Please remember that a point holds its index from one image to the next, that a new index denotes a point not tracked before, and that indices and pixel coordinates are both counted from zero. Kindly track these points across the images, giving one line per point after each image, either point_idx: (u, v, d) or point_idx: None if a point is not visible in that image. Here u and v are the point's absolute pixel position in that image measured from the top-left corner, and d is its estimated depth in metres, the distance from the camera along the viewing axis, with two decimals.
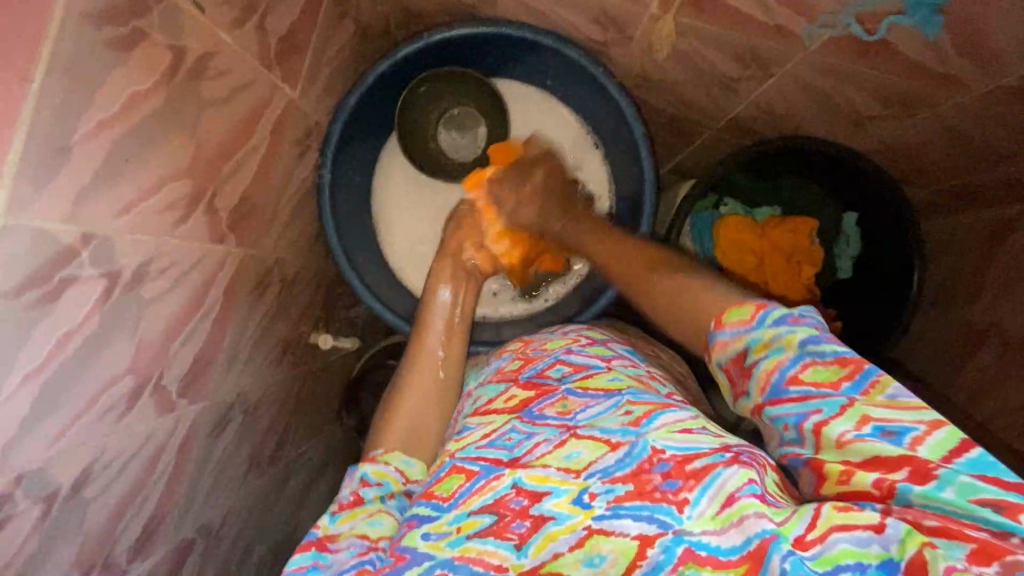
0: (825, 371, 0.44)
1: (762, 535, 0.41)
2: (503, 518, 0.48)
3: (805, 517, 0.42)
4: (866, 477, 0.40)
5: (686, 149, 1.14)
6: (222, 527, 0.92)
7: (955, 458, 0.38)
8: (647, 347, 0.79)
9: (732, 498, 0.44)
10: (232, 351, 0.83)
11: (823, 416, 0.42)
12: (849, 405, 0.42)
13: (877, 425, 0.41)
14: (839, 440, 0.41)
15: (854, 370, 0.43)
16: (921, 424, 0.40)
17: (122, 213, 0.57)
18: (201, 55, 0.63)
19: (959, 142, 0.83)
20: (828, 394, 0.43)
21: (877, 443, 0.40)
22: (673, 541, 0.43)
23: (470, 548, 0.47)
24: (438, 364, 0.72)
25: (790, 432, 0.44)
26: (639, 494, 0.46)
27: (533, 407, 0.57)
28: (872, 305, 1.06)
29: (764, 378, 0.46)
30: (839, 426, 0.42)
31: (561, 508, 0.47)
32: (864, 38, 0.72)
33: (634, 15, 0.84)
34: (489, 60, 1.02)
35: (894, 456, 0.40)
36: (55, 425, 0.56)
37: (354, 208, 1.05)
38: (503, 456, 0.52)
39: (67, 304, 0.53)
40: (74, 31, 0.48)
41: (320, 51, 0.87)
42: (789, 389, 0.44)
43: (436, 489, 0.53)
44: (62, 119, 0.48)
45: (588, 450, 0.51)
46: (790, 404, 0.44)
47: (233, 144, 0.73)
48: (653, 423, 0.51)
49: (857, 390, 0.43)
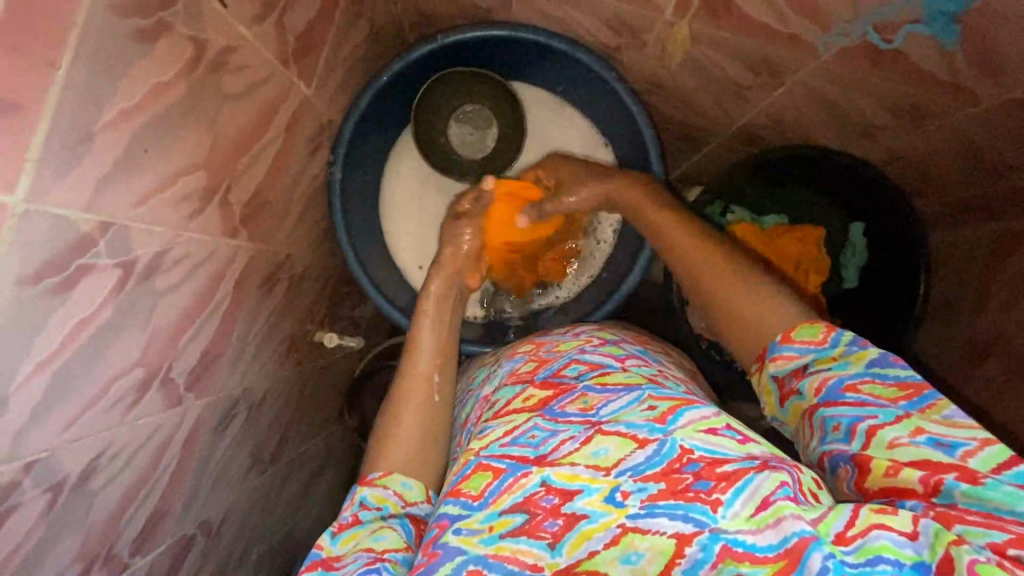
0: (884, 389, 0.50)
1: (801, 534, 0.43)
2: (535, 517, 0.49)
3: (844, 516, 0.44)
4: (912, 474, 0.45)
5: (693, 155, 1.15)
6: (222, 523, 0.92)
7: (1003, 471, 0.43)
8: (657, 347, 0.80)
9: (767, 501, 0.45)
10: (239, 346, 0.82)
11: (876, 421, 0.48)
12: (903, 416, 0.48)
13: (931, 436, 0.46)
14: (890, 443, 0.47)
15: (912, 393, 0.49)
16: (973, 440, 0.45)
17: (140, 204, 0.57)
18: (222, 49, 0.63)
19: (969, 155, 0.84)
20: (884, 405, 0.49)
21: (928, 450, 0.45)
22: (710, 538, 0.44)
23: (504, 548, 0.48)
24: (432, 386, 0.71)
25: (839, 431, 0.50)
26: (672, 493, 0.47)
27: (554, 405, 0.57)
28: (886, 313, 1.04)
29: (821, 382, 0.53)
30: (892, 432, 0.47)
31: (594, 507, 0.48)
32: (880, 46, 0.72)
33: (648, 21, 0.84)
34: (505, 63, 1.03)
35: (944, 462, 0.45)
36: (65, 414, 0.56)
37: (364, 207, 1.05)
38: (528, 454, 0.52)
39: (81, 292, 0.53)
40: (101, 18, 0.48)
41: (336, 49, 0.88)
42: (845, 394, 0.51)
43: (463, 487, 0.52)
44: (86, 107, 0.49)
45: (616, 446, 0.51)
46: (845, 407, 0.50)
47: (249, 137, 0.73)
48: (678, 421, 0.52)
49: (914, 407, 0.48)
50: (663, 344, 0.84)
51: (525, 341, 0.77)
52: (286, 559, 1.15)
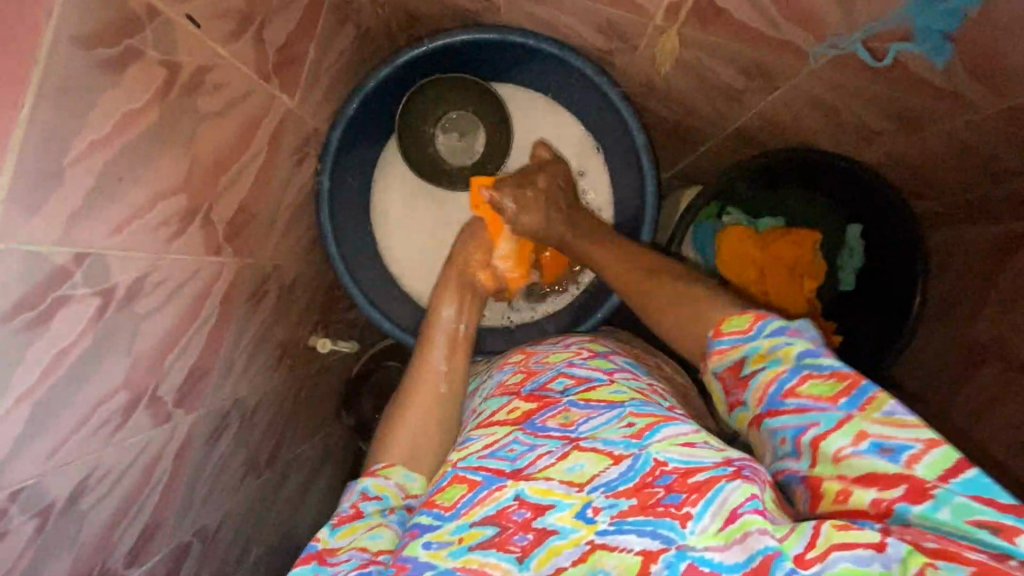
0: (822, 387, 0.47)
1: (766, 552, 0.41)
2: (505, 531, 0.48)
3: (805, 536, 0.41)
4: (863, 496, 0.42)
5: (688, 156, 1.13)
6: (219, 529, 0.93)
7: (950, 479, 0.40)
8: (652, 361, 0.80)
9: (734, 515, 0.44)
10: (230, 359, 0.83)
11: (819, 430, 0.45)
12: (845, 420, 0.45)
13: (874, 441, 0.43)
14: (836, 456, 0.44)
15: (851, 386, 0.46)
16: (917, 442, 0.42)
17: (116, 232, 0.56)
18: (197, 70, 0.62)
19: (969, 161, 0.82)
20: (824, 407, 0.46)
21: (872, 460, 0.42)
22: (676, 556, 0.43)
23: (471, 560, 0.47)
24: (438, 380, 0.71)
25: (786, 445, 0.47)
26: (643, 509, 0.46)
27: (536, 419, 0.57)
28: (885, 319, 1.02)
29: (763, 390, 0.50)
30: (836, 441, 0.44)
31: (564, 522, 0.47)
32: (872, 64, 0.71)
33: (638, 26, 0.82)
34: (491, 63, 1.01)
35: (891, 474, 0.41)
36: (51, 441, 0.57)
37: (353, 214, 1.04)
38: (504, 467, 0.53)
39: (61, 323, 0.53)
40: (66, 52, 0.47)
41: (320, 57, 0.86)
42: (785, 400, 0.48)
43: (438, 499, 0.53)
44: (55, 142, 0.48)
45: (591, 462, 0.51)
46: (787, 417, 0.48)
47: (231, 154, 0.72)
48: (655, 436, 0.51)
49: (854, 406, 0.45)
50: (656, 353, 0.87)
51: (518, 350, 0.77)
52: (286, 559, 1.16)
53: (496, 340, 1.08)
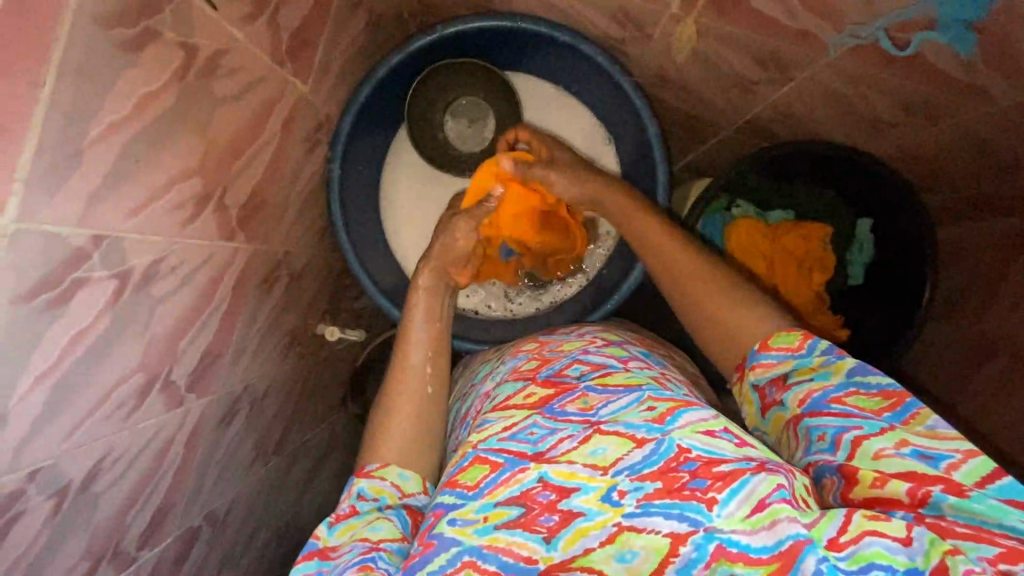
0: (868, 401, 0.51)
1: (796, 537, 0.43)
2: (531, 511, 0.48)
3: (836, 521, 0.44)
4: (899, 486, 0.45)
5: (701, 146, 1.12)
6: (228, 514, 0.93)
7: (986, 484, 0.44)
8: (660, 349, 0.80)
9: (762, 503, 0.45)
10: (240, 346, 0.83)
11: (862, 432, 0.48)
12: (888, 429, 0.48)
13: (915, 448, 0.46)
14: (876, 453, 0.47)
15: (895, 403, 0.50)
16: (957, 453, 0.46)
17: (133, 214, 0.56)
18: (214, 53, 0.62)
19: (986, 154, 0.81)
20: (869, 417, 0.49)
21: (913, 461, 0.46)
22: (704, 538, 0.44)
23: (498, 539, 0.47)
24: (425, 378, 0.70)
25: (824, 441, 0.50)
26: (668, 492, 0.47)
27: (554, 404, 0.57)
28: (898, 309, 1.01)
29: (806, 394, 0.53)
30: (878, 443, 0.47)
31: (590, 504, 0.48)
32: (893, 53, 0.70)
33: (653, 14, 0.82)
34: (504, 52, 1.01)
35: (930, 474, 0.45)
36: (66, 423, 0.57)
37: (363, 203, 1.04)
38: (526, 450, 0.52)
39: (78, 305, 0.53)
40: (86, 30, 0.47)
41: (332, 43, 0.86)
42: (830, 405, 0.51)
43: (460, 478, 0.52)
44: (74, 123, 0.48)
45: (614, 445, 0.51)
46: (830, 418, 0.50)
47: (244, 139, 0.72)
48: (677, 421, 0.51)
49: (897, 419, 0.49)
50: (667, 344, 0.87)
51: (528, 339, 0.77)
52: (292, 545, 1.17)
53: (499, 330, 1.09)
